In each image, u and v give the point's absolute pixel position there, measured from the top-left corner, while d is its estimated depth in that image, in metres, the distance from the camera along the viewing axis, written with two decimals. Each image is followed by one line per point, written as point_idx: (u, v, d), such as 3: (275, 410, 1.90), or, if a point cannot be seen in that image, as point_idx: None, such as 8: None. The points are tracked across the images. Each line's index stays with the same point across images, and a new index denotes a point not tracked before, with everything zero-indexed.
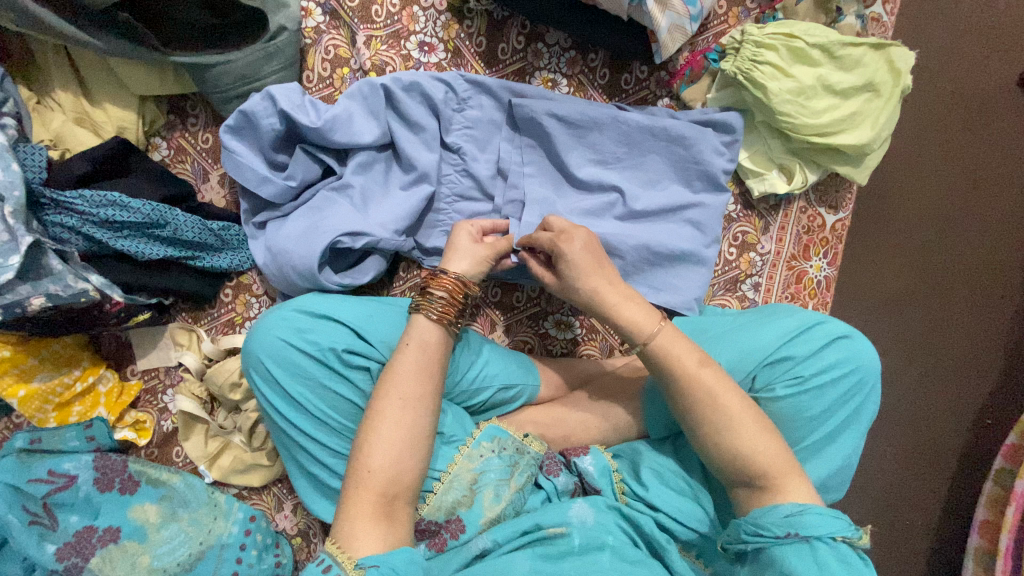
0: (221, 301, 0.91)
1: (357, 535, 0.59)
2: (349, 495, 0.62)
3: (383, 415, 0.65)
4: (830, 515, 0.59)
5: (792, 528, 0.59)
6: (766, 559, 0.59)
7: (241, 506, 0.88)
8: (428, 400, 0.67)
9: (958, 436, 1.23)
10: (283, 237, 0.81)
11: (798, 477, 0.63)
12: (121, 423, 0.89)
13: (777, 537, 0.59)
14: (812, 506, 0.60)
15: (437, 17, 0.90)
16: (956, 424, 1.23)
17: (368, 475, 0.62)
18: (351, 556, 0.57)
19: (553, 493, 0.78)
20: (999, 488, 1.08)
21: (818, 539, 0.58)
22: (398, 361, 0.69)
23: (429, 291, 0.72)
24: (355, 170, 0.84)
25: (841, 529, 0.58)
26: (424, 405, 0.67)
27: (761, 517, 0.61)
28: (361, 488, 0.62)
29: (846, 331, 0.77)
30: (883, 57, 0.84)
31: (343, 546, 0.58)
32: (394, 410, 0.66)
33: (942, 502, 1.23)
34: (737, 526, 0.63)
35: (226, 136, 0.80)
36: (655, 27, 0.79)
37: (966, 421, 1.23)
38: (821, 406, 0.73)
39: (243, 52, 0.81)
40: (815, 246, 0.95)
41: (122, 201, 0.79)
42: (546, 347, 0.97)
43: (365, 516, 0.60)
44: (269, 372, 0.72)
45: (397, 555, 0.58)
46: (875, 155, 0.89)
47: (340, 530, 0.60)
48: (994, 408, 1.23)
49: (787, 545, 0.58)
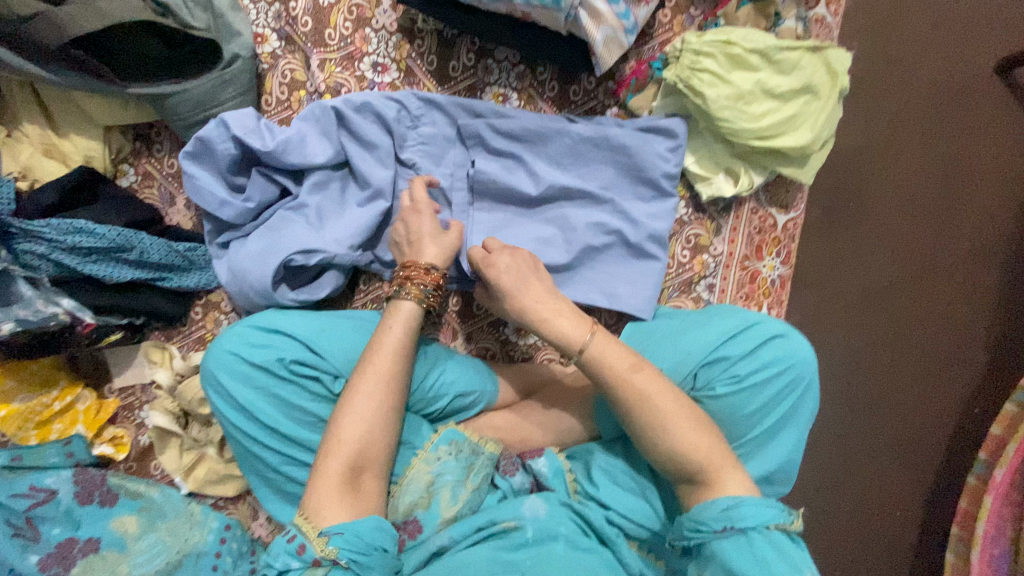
0: (192, 319, 0.95)
1: (323, 506, 0.65)
2: (320, 468, 0.68)
3: (351, 398, 0.71)
4: (763, 504, 0.63)
5: (728, 522, 0.63)
6: (708, 552, 0.63)
7: (216, 516, 0.93)
8: (395, 387, 0.73)
9: (953, 421, 1.27)
10: (242, 256, 0.84)
11: (734, 470, 0.68)
12: (100, 438, 0.93)
13: (716, 530, 0.63)
14: (747, 497, 0.64)
15: (389, 38, 0.93)
16: (949, 414, 1.27)
17: (334, 450, 0.68)
18: (315, 525, 0.63)
19: (509, 492, 0.83)
20: (976, 479, 1.10)
21: (751, 530, 0.62)
22: (380, 343, 0.74)
23: (414, 282, 0.77)
24: (311, 189, 0.87)
25: (772, 517, 0.62)
26: (392, 396, 0.72)
27: (702, 512, 0.65)
28: (324, 463, 0.68)
29: (781, 330, 0.81)
30: (821, 60, 0.86)
31: (311, 520, 0.64)
32: (363, 390, 0.71)
33: (936, 488, 1.27)
34: (681, 524, 0.67)
35: (186, 161, 0.84)
36: (591, 40, 0.82)
37: (959, 408, 1.27)
38: (761, 402, 0.78)
39: (200, 80, 0.85)
40: (767, 246, 0.96)
41: (88, 228, 0.83)
42: (507, 353, 1.00)
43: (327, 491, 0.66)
44: (224, 384, 0.78)
45: (360, 524, 0.64)
46: (818, 155, 0.90)
47: (308, 503, 0.66)
48: (990, 392, 1.25)
49: (725, 537, 0.63)
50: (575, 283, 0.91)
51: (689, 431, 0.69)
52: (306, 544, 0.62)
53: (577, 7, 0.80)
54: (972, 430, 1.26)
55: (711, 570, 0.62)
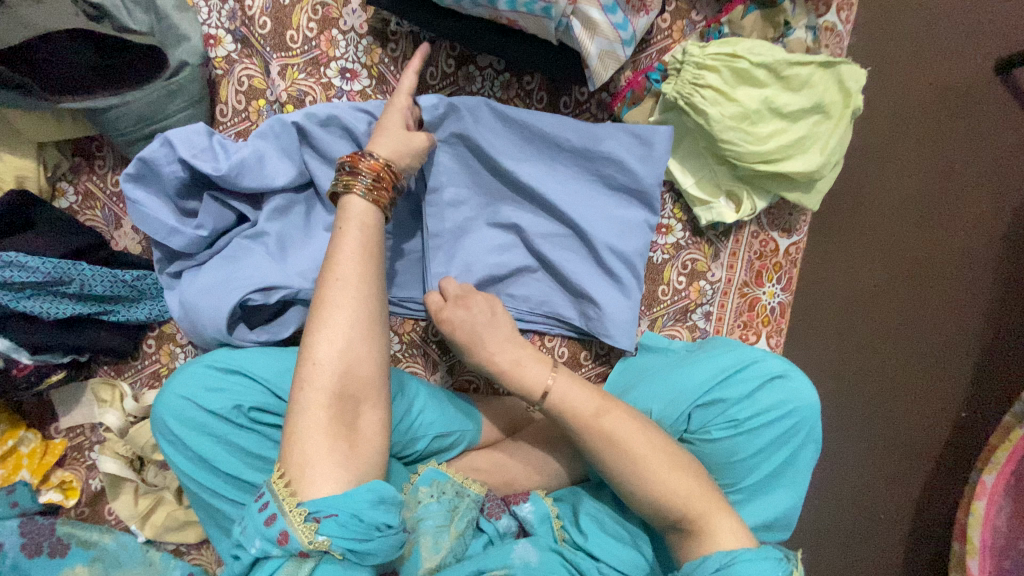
0: (145, 352, 0.86)
1: (309, 467, 0.53)
2: (296, 409, 0.55)
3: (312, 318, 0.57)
4: (757, 558, 0.58)
5: None
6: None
7: (179, 564, 0.86)
8: (366, 293, 0.59)
9: (941, 428, 1.23)
10: (194, 291, 0.76)
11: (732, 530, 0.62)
12: (46, 484, 0.86)
13: None
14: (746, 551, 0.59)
15: (358, 41, 0.83)
16: (940, 423, 1.23)
17: (312, 373, 0.55)
18: (299, 504, 0.51)
19: (495, 536, 0.76)
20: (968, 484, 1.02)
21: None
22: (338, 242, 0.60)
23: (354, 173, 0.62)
24: (271, 215, 0.78)
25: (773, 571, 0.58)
26: (368, 308, 0.58)
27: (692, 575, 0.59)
28: (302, 408, 0.55)
29: (782, 369, 0.75)
30: (833, 76, 0.79)
31: (294, 485, 0.52)
32: (328, 305, 0.58)
33: (923, 500, 1.24)
34: None
35: (128, 185, 0.74)
36: (585, 53, 0.73)
37: (947, 415, 1.23)
38: (759, 447, 0.73)
39: (142, 92, 0.74)
40: (767, 272, 0.90)
41: (18, 261, 0.74)
42: (490, 386, 0.94)
43: (315, 447, 0.53)
44: (176, 433, 0.70)
45: (353, 498, 0.52)
46: (826, 180, 0.84)
47: (288, 458, 0.53)
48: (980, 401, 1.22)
49: None
50: (546, 296, 0.87)
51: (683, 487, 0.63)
52: (288, 532, 0.51)
53: (570, 16, 0.71)
54: (963, 440, 1.22)
55: None
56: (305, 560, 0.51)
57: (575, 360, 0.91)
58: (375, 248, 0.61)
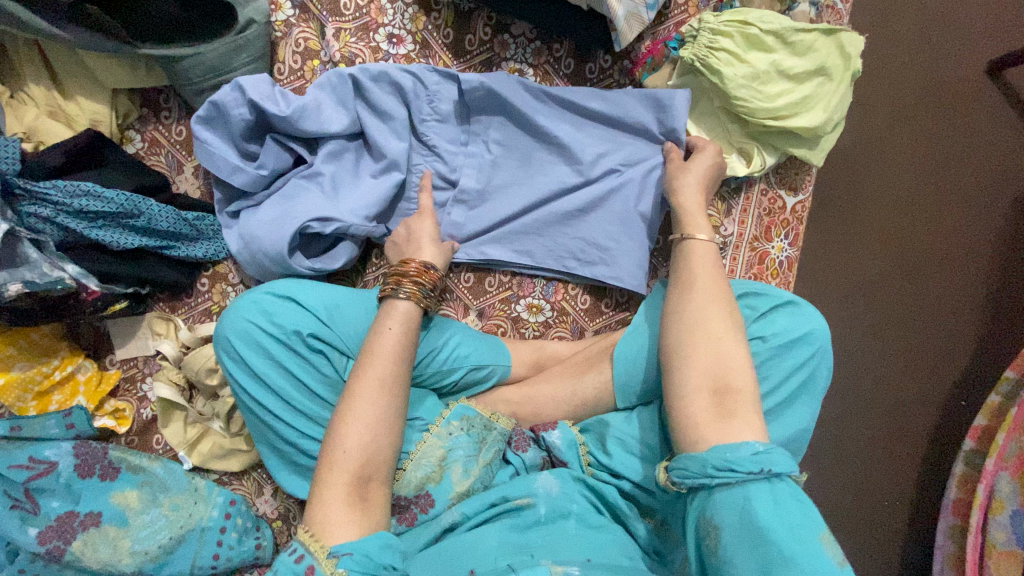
0: (198, 290, 0.93)
1: (330, 523, 0.61)
2: (321, 479, 0.64)
3: (350, 398, 0.68)
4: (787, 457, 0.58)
5: (763, 466, 0.56)
6: (727, 493, 0.57)
7: (221, 491, 0.91)
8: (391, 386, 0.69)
9: (940, 402, 1.29)
10: (255, 223, 0.83)
11: (746, 414, 0.61)
12: (101, 411, 0.91)
13: (749, 473, 0.56)
14: (774, 446, 0.59)
15: (405, 10, 0.92)
16: (939, 398, 1.29)
17: (340, 459, 0.64)
18: (324, 545, 0.60)
19: (522, 467, 0.83)
20: (968, 468, 1.12)
21: (779, 478, 0.56)
22: (378, 342, 0.72)
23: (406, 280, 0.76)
24: (326, 158, 0.86)
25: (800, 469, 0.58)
26: (388, 391, 0.69)
27: (731, 453, 0.57)
28: (325, 472, 0.64)
29: (795, 299, 0.82)
30: (834, 43, 0.87)
31: (317, 535, 0.61)
32: (356, 388, 0.68)
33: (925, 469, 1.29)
34: (702, 460, 0.59)
35: (198, 126, 0.82)
36: (613, 15, 0.82)
37: (947, 391, 1.29)
38: (778, 366, 0.77)
39: (213, 45, 0.83)
40: (776, 227, 0.98)
41: (96, 191, 0.82)
42: (518, 330, 0.98)
43: (333, 505, 0.63)
44: (237, 352, 0.76)
45: (372, 542, 0.61)
46: (829, 138, 0.92)
47: (313, 519, 0.62)
48: (975, 381, 1.28)
49: (754, 482, 0.56)
50: (564, 243, 0.94)
51: (716, 377, 0.63)
52: (316, 566, 0.59)
53: None
54: (963, 417, 1.28)
55: (729, 515, 0.56)
56: None
57: (596, 307, 0.99)
58: (402, 347, 0.72)
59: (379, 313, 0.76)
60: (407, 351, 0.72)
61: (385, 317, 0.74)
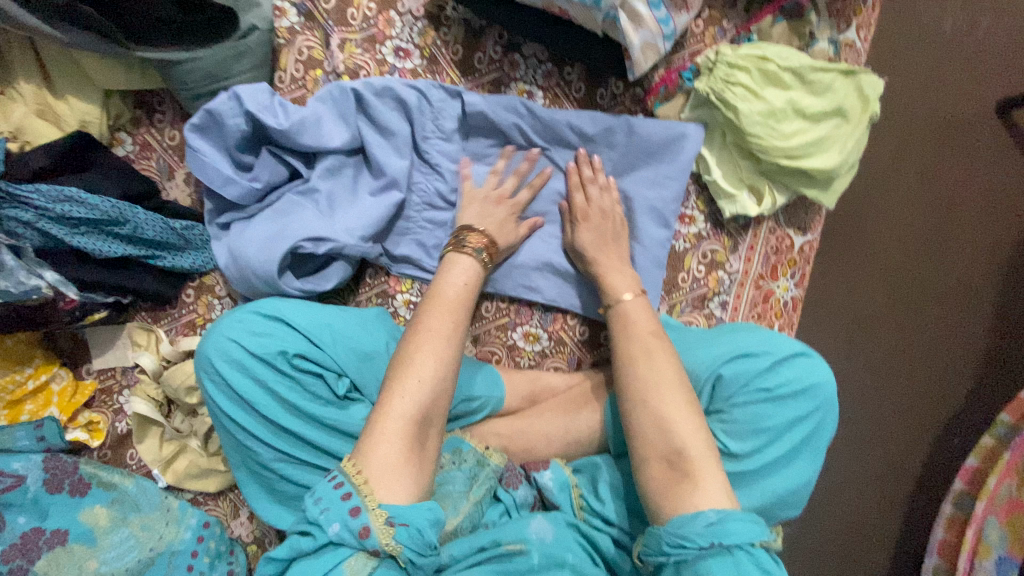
0: (183, 301, 0.89)
1: (387, 466, 0.56)
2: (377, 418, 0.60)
3: (417, 345, 0.65)
4: (747, 519, 0.56)
5: (715, 538, 0.54)
6: (687, 573, 0.54)
7: (195, 512, 0.87)
8: (456, 335, 0.68)
9: (927, 442, 1.28)
10: (245, 239, 0.80)
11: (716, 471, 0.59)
12: (72, 423, 0.87)
13: (702, 547, 0.54)
14: (734, 513, 0.56)
15: (414, 23, 0.89)
16: (926, 437, 1.27)
17: (404, 396, 0.61)
18: (376, 498, 0.54)
19: (512, 507, 0.77)
20: (958, 510, 1.09)
21: (738, 548, 0.54)
22: (444, 287, 0.73)
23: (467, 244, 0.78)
24: (323, 174, 0.83)
25: (762, 533, 0.55)
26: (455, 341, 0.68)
27: (683, 526, 0.55)
28: (384, 413, 0.60)
29: (803, 349, 0.79)
30: (854, 84, 0.85)
31: (373, 482, 0.55)
32: (429, 325, 0.68)
33: (907, 507, 1.28)
34: (658, 536, 0.57)
35: (192, 134, 0.78)
36: (628, 43, 0.80)
37: (935, 430, 1.27)
38: (783, 417, 0.75)
39: (213, 50, 0.80)
40: (782, 267, 0.95)
41: (79, 197, 0.78)
42: (513, 359, 0.95)
43: (391, 442, 0.58)
44: (218, 373, 0.72)
45: (419, 508, 0.55)
46: (842, 180, 0.90)
47: (371, 458, 0.57)
48: (962, 424, 1.27)
49: (711, 556, 0.54)
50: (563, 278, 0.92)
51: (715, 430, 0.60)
52: (362, 512, 0.53)
53: (618, 7, 0.78)
54: (950, 459, 1.27)
55: None
56: (372, 559, 0.53)
57: (594, 341, 0.95)
58: (464, 295, 0.73)
59: (440, 266, 0.78)
60: (468, 298, 0.74)
61: (444, 268, 0.76)
